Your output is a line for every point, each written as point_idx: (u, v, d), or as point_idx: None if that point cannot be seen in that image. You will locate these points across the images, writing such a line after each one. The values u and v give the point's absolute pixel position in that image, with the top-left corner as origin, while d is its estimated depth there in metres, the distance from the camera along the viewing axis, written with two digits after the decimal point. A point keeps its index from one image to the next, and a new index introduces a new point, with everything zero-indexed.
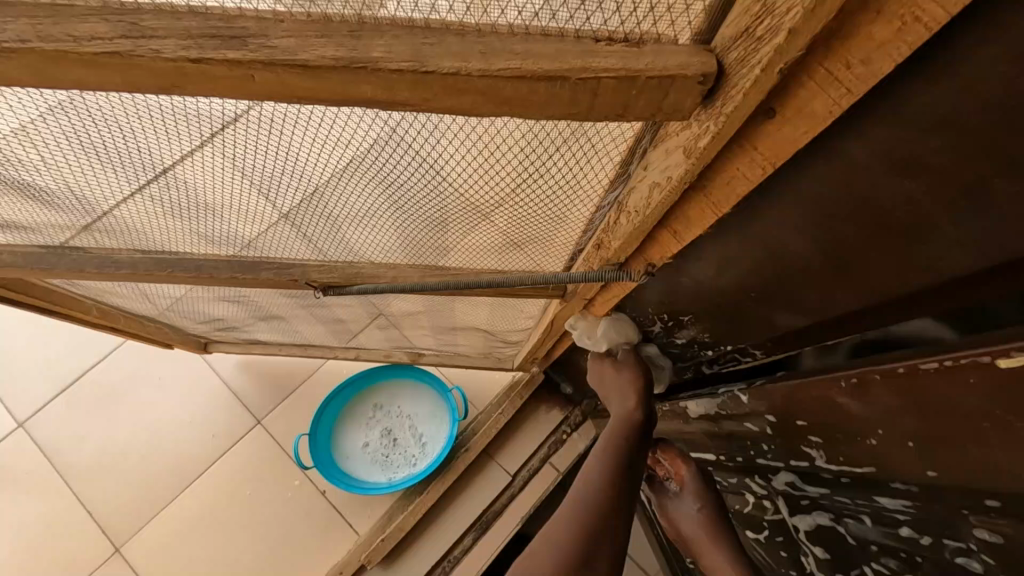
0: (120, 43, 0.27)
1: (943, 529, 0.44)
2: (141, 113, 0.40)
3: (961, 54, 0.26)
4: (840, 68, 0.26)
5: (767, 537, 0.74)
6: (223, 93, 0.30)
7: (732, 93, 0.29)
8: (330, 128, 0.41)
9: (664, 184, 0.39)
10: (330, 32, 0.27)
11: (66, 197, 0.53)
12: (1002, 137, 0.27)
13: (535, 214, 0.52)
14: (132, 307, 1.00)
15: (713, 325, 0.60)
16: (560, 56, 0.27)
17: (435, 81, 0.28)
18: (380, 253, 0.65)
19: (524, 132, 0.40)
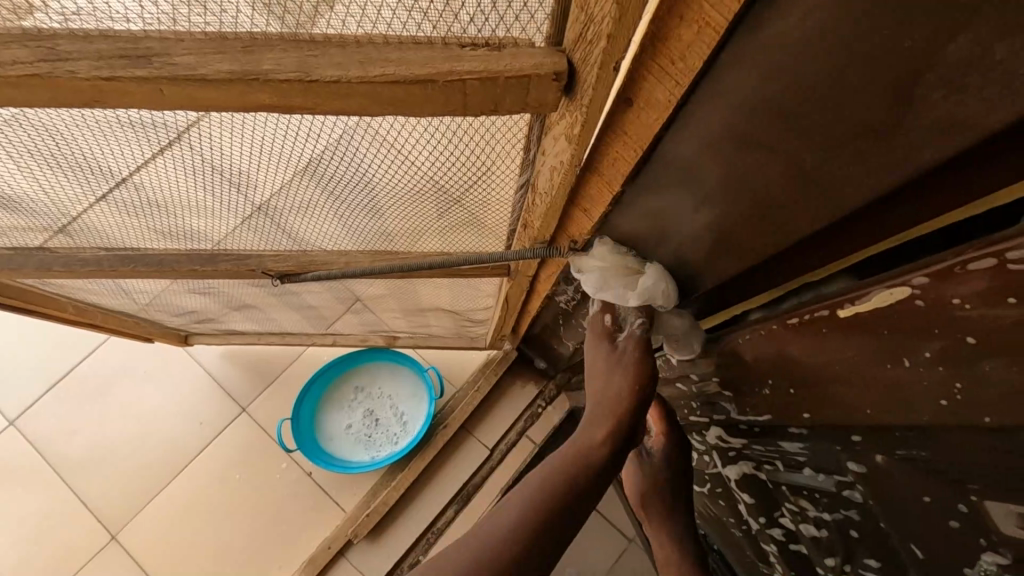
0: (40, 66, 0.31)
1: (830, 467, 0.49)
2: (80, 123, 0.43)
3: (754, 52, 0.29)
4: (666, 63, 0.32)
5: (710, 489, 0.80)
6: (139, 105, 0.34)
7: (584, 87, 0.33)
8: (257, 133, 0.45)
9: (560, 167, 0.44)
10: (226, 49, 0.31)
11: (25, 202, 0.57)
12: (799, 123, 0.31)
13: (463, 198, 0.56)
14: (108, 303, 1.04)
15: None
16: (428, 62, 0.32)
17: (319, 88, 0.32)
18: (331, 241, 0.69)
19: (431, 127, 0.44)
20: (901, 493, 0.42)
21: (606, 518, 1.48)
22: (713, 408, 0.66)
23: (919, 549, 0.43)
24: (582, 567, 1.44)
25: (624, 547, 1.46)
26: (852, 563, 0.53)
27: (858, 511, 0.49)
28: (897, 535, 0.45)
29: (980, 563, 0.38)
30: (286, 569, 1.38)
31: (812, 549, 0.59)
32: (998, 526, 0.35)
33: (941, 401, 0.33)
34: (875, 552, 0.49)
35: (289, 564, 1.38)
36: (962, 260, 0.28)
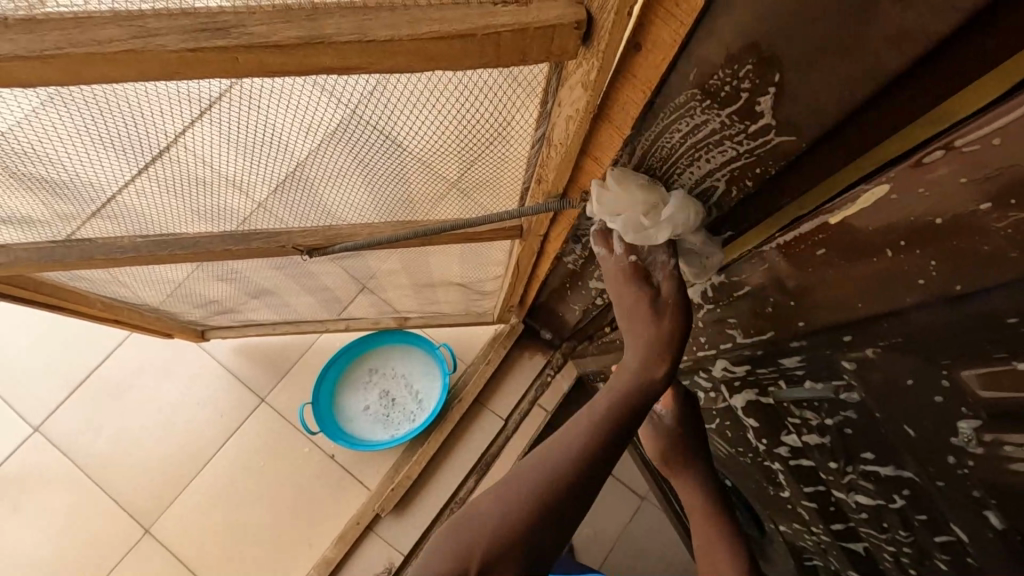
0: (134, 42, 0.35)
1: (827, 372, 0.56)
2: (140, 98, 0.47)
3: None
4: (673, 7, 0.38)
5: (719, 423, 0.87)
6: (214, 72, 0.39)
7: (602, 33, 0.38)
8: (298, 97, 0.49)
9: (575, 115, 0.49)
10: (292, 18, 0.36)
11: (76, 185, 0.61)
12: (781, 49, 0.37)
13: (480, 154, 0.61)
14: (130, 296, 1.08)
15: None
16: (467, 18, 0.37)
17: (375, 47, 0.37)
18: (355, 212, 0.74)
19: (457, 83, 0.49)
20: (892, 380, 0.48)
21: (619, 480, 1.54)
22: (726, 295, 0.65)
23: (910, 429, 0.49)
24: (599, 527, 1.51)
25: (638, 505, 1.52)
26: (853, 461, 0.60)
27: (855, 411, 0.55)
28: (889, 422, 0.51)
29: (958, 429, 0.44)
30: (317, 547, 1.44)
31: (817, 457, 0.66)
32: (971, 392, 0.41)
33: (920, 280, 0.39)
34: (871, 445, 0.56)
35: (318, 542, 1.44)
36: (922, 156, 0.35)
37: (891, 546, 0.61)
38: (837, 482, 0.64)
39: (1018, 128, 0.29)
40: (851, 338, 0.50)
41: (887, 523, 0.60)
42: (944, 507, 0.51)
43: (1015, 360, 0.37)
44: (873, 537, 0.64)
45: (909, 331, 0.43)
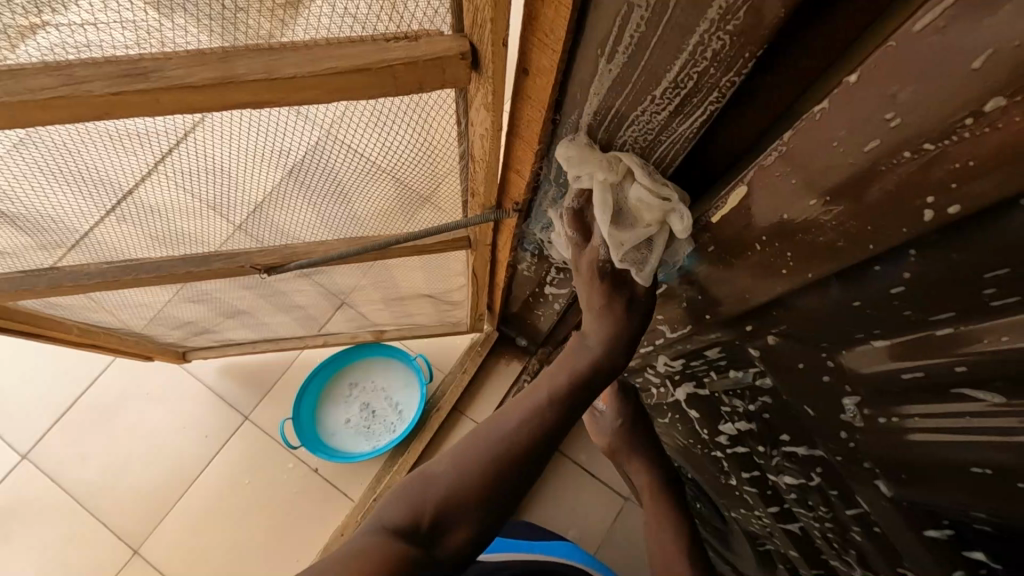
0: (63, 88, 0.39)
1: (742, 361, 0.60)
2: (85, 138, 0.51)
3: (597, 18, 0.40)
4: (546, 36, 0.43)
5: (670, 418, 0.91)
6: (140, 110, 0.43)
7: (487, 62, 0.43)
8: (232, 130, 0.53)
9: (486, 133, 0.54)
10: (205, 61, 0.40)
11: (38, 219, 0.65)
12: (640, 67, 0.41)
13: (414, 171, 0.65)
14: (107, 321, 1.12)
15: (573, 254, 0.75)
16: (363, 54, 0.41)
17: (282, 83, 0.42)
18: (308, 230, 0.78)
19: (377, 110, 0.53)
20: (790, 365, 0.52)
21: (601, 480, 1.56)
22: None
23: (811, 409, 0.53)
24: (583, 528, 1.52)
25: (621, 505, 1.53)
26: (777, 445, 0.64)
27: (770, 396, 0.59)
28: (795, 403, 0.55)
29: (845, 406, 0.48)
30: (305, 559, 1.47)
31: (749, 442, 0.70)
32: (847, 369, 0.45)
33: (786, 268, 0.43)
34: (787, 428, 0.60)
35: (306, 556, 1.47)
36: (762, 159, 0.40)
37: (818, 523, 0.65)
38: (768, 465, 0.68)
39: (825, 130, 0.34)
40: (753, 327, 0.54)
41: (812, 501, 0.64)
42: (849, 480, 0.54)
43: (871, 338, 0.41)
44: (805, 517, 0.67)
45: (792, 316, 0.47)
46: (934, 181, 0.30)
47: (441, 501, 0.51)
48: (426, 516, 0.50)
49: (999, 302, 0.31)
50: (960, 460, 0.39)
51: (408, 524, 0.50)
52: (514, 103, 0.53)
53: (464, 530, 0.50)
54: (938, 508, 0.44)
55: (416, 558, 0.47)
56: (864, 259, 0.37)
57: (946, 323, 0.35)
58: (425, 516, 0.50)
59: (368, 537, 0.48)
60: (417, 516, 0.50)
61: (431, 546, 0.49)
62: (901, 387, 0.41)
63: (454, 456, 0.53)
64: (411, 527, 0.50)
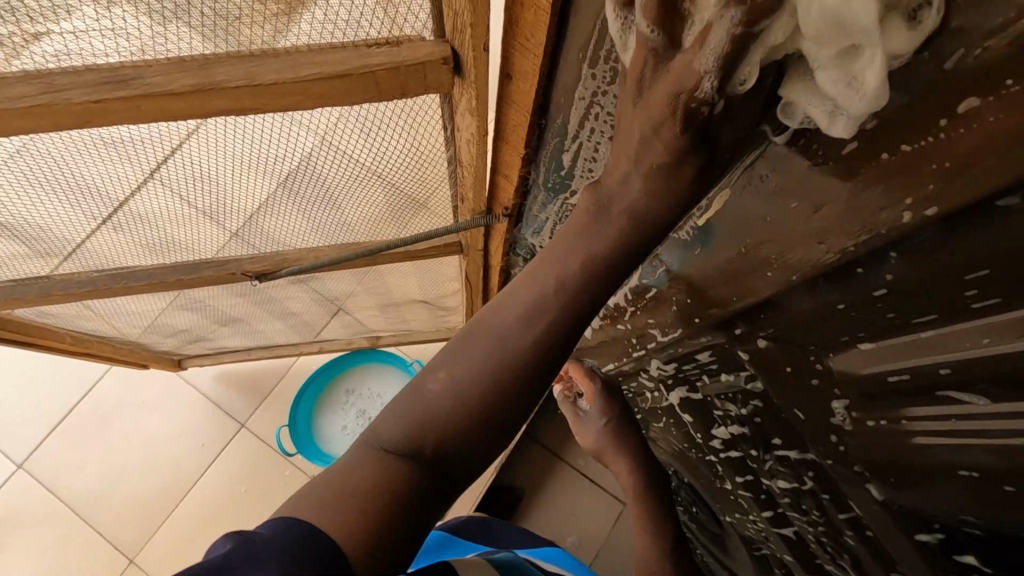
0: (43, 97, 0.39)
1: (732, 364, 0.60)
2: (70, 147, 0.51)
3: (576, 24, 0.40)
4: (527, 41, 0.43)
5: (664, 422, 0.90)
6: (122, 118, 0.43)
7: (469, 67, 0.43)
8: (219, 138, 0.53)
9: (471, 139, 0.54)
10: (186, 69, 0.40)
11: (26, 229, 0.65)
12: None
13: (402, 176, 0.65)
14: (100, 330, 1.12)
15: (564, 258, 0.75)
16: (344, 60, 0.42)
17: (263, 89, 0.42)
18: (298, 237, 0.78)
19: (363, 116, 0.53)
20: (779, 368, 0.52)
21: (598, 485, 1.55)
22: (644, 297, 0.70)
23: (801, 413, 0.53)
24: (581, 534, 1.51)
25: (619, 510, 1.52)
26: (770, 449, 0.63)
27: (761, 400, 0.59)
28: (785, 407, 0.55)
29: (834, 410, 0.48)
30: None
31: (742, 447, 0.70)
32: (834, 372, 0.45)
33: (772, 271, 0.43)
34: (779, 432, 0.60)
35: None
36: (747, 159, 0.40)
37: (812, 527, 0.64)
38: (761, 469, 0.68)
39: (807, 130, 0.34)
40: (741, 330, 0.54)
41: (805, 505, 0.63)
42: (839, 484, 0.54)
43: (857, 341, 0.41)
44: (800, 521, 0.67)
45: (779, 319, 0.47)
46: (910, 183, 0.30)
47: (442, 425, 0.40)
48: (429, 441, 0.40)
49: (980, 304, 0.31)
50: (947, 464, 0.39)
51: (410, 448, 0.39)
52: (500, 107, 0.53)
53: (474, 448, 0.40)
54: (928, 511, 0.44)
55: (418, 489, 0.38)
56: (847, 262, 0.37)
57: (928, 326, 0.35)
58: (427, 439, 0.40)
59: (352, 468, 0.38)
60: (418, 439, 0.39)
61: (438, 476, 0.39)
62: (888, 390, 0.41)
63: (453, 367, 0.41)
64: (414, 453, 0.39)
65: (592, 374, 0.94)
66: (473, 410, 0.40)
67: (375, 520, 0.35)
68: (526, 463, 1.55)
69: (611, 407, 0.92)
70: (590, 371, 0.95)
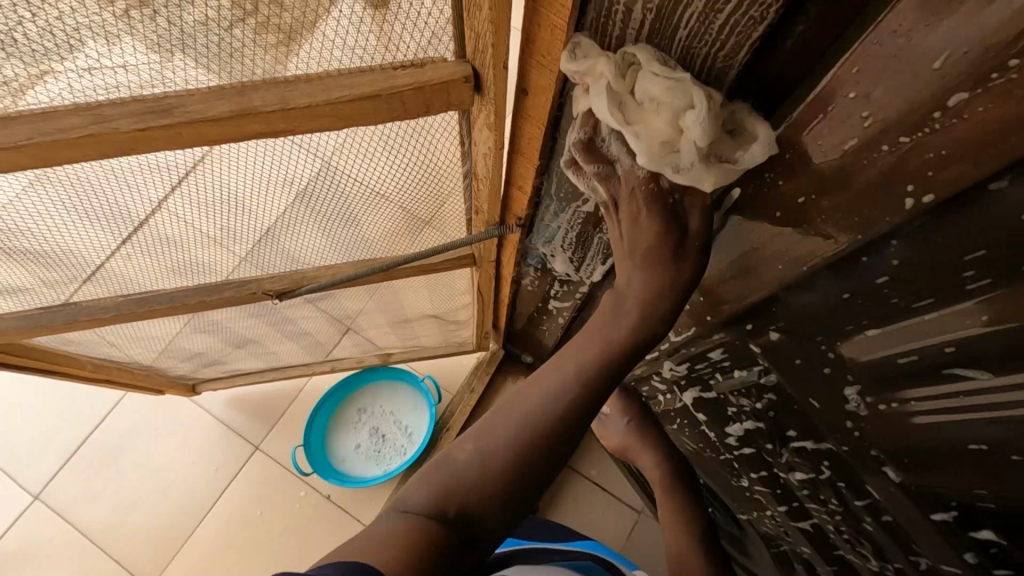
0: (93, 127, 0.42)
1: (746, 359, 0.62)
2: (106, 172, 0.54)
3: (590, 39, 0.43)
4: (543, 57, 0.46)
5: (678, 424, 0.92)
6: (163, 144, 0.45)
7: (489, 84, 0.46)
8: (246, 158, 0.56)
9: (488, 153, 0.56)
10: (225, 95, 0.43)
11: (58, 254, 0.67)
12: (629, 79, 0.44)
13: (418, 190, 0.68)
14: (118, 356, 1.14)
15: (575, 264, 0.77)
16: (371, 83, 0.45)
17: (296, 112, 0.45)
18: (316, 255, 0.81)
19: (384, 133, 0.55)
20: (794, 359, 0.53)
21: (614, 495, 1.55)
22: None
23: (816, 402, 0.55)
24: None
25: (635, 518, 1.52)
26: (786, 442, 0.65)
27: (775, 393, 0.61)
28: (800, 397, 0.57)
29: (848, 396, 0.50)
30: None
31: (757, 442, 0.72)
32: (847, 360, 0.47)
33: (782, 263, 0.46)
34: (794, 424, 0.61)
35: None
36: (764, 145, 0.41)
37: (831, 518, 0.66)
38: (778, 463, 0.70)
39: (812, 128, 0.37)
40: (754, 325, 0.56)
41: (823, 496, 0.65)
42: (857, 471, 0.55)
43: (866, 327, 0.43)
44: (820, 514, 0.68)
45: (790, 311, 0.50)
46: (911, 171, 0.33)
47: (466, 494, 0.47)
48: (452, 507, 0.46)
49: (977, 283, 0.34)
50: (958, 439, 0.41)
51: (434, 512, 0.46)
52: (514, 122, 0.56)
53: (491, 514, 0.47)
54: (944, 490, 0.46)
55: (451, 546, 0.43)
56: (853, 251, 0.39)
57: (930, 309, 0.38)
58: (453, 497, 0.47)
59: None
60: (443, 505, 0.46)
61: (462, 532, 0.45)
62: (900, 373, 0.43)
63: (478, 441, 0.48)
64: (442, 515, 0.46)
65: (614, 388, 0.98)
66: (492, 480, 0.47)
67: (413, 565, 0.40)
68: None
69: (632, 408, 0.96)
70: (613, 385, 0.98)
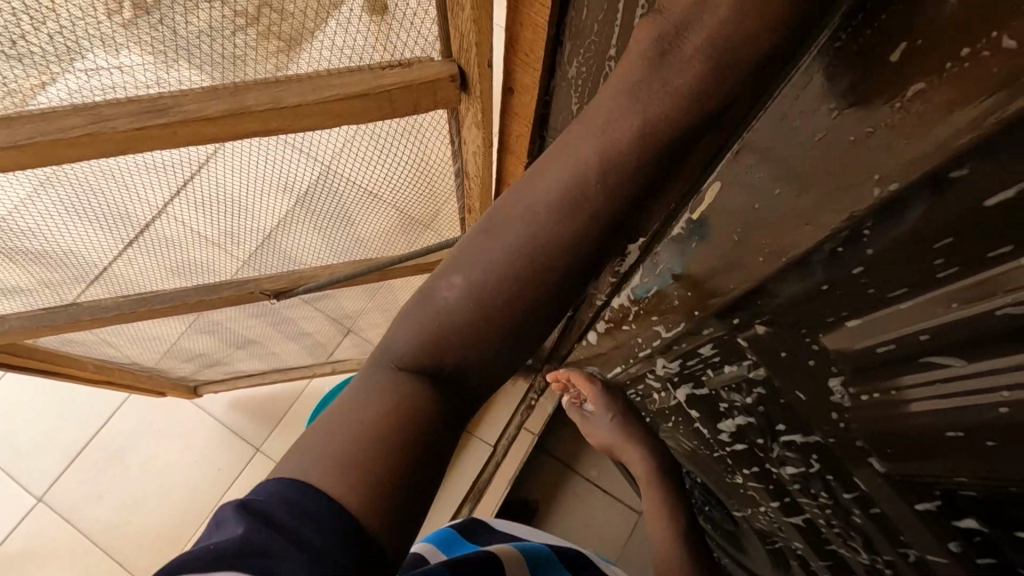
0: (91, 126, 0.43)
1: (734, 354, 0.63)
2: (105, 173, 0.55)
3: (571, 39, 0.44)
4: (525, 57, 0.47)
5: (672, 422, 0.93)
6: (159, 142, 0.47)
7: (474, 83, 0.48)
8: (242, 159, 0.57)
9: (477, 151, 0.58)
10: (219, 95, 0.44)
11: (59, 255, 0.68)
12: None
13: (412, 190, 0.69)
14: (120, 357, 1.15)
15: None
16: (361, 82, 0.46)
17: (289, 111, 0.47)
18: (313, 255, 0.82)
19: (376, 133, 0.56)
20: (779, 351, 0.54)
21: (613, 496, 1.55)
22: (647, 297, 0.73)
23: (802, 394, 0.56)
24: (599, 546, 1.51)
25: (635, 520, 1.52)
26: (776, 436, 0.66)
27: (763, 387, 0.62)
28: (787, 390, 0.58)
29: (832, 387, 0.51)
30: None
31: (749, 437, 0.72)
32: (829, 351, 0.48)
33: (763, 256, 0.47)
34: (783, 418, 0.62)
35: None
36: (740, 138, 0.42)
37: (822, 511, 0.66)
38: (769, 457, 0.70)
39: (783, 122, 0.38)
40: (740, 319, 0.57)
41: (814, 489, 0.65)
42: (845, 463, 0.56)
43: (844, 317, 0.44)
44: (811, 508, 0.69)
45: (772, 303, 0.50)
46: (876, 163, 0.34)
47: (461, 335, 0.34)
48: (449, 354, 0.34)
49: (946, 272, 0.35)
50: (936, 427, 0.42)
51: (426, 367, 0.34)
52: (502, 121, 0.58)
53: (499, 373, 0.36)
54: (927, 478, 0.46)
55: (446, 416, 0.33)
56: (828, 242, 0.40)
57: (904, 298, 0.38)
58: None
59: None
60: (437, 355, 0.34)
61: (455, 395, 0.35)
62: (879, 362, 0.44)
63: (469, 270, 0.35)
64: None
65: (591, 379, 0.97)
66: (495, 315, 0.34)
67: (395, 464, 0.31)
68: (539, 475, 1.57)
69: (616, 403, 0.94)
70: (590, 376, 0.98)
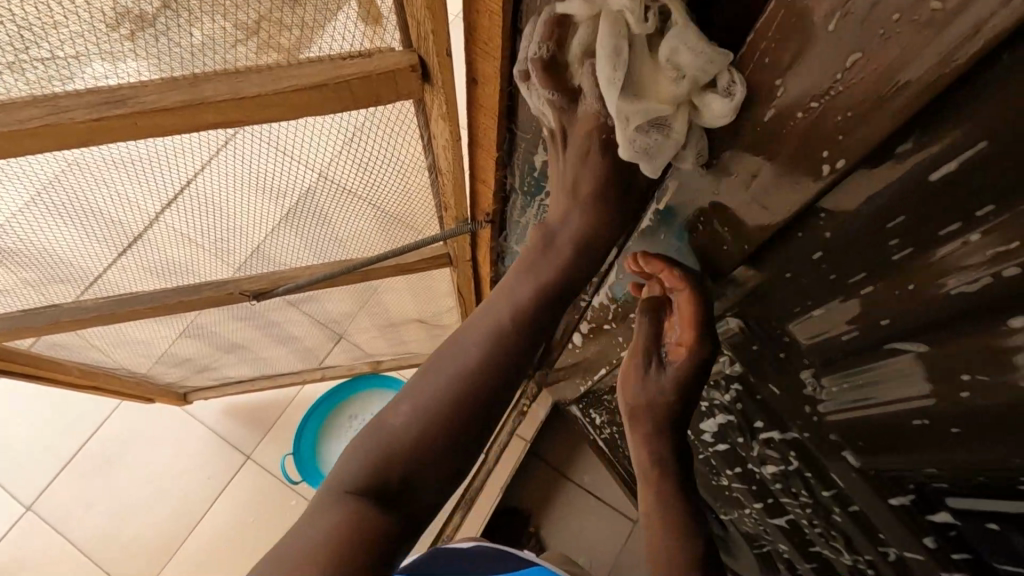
0: (48, 117, 0.43)
1: None
2: (72, 170, 0.54)
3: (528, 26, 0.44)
4: (485, 46, 0.47)
5: None
6: (121, 134, 0.47)
7: (436, 73, 0.48)
8: (211, 156, 0.56)
9: (446, 144, 0.57)
10: (177, 86, 0.44)
11: (32, 255, 0.68)
12: None
13: (386, 185, 0.69)
14: (106, 362, 1.15)
15: None
16: (320, 72, 0.46)
17: (248, 102, 0.46)
18: (292, 254, 0.82)
19: (345, 127, 0.56)
20: (751, 344, 0.53)
21: (607, 503, 1.53)
22: (625, 295, 0.72)
23: (775, 388, 0.55)
24: (592, 554, 1.49)
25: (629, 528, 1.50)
26: (755, 434, 0.64)
27: (740, 383, 0.61)
28: (762, 385, 0.57)
29: (803, 380, 0.50)
30: None
31: (731, 436, 0.71)
32: (798, 342, 0.47)
33: (728, 245, 0.46)
34: (760, 414, 0.61)
35: None
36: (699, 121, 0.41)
37: (804, 511, 0.65)
38: (750, 456, 0.69)
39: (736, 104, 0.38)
40: None
41: (794, 488, 0.64)
42: (821, 459, 0.55)
43: (809, 306, 0.43)
44: (794, 508, 0.67)
45: (741, 294, 0.50)
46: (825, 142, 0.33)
47: (404, 452, 0.43)
48: (394, 475, 0.42)
49: (902, 252, 0.34)
50: (903, 416, 0.41)
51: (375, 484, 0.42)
52: (470, 114, 0.58)
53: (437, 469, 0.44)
54: (899, 471, 0.45)
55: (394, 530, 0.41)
56: (788, 227, 0.40)
57: (864, 283, 0.38)
58: None
59: None
60: (384, 470, 0.43)
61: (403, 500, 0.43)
62: (845, 351, 0.43)
63: (413, 400, 0.45)
64: None
65: None
66: (430, 438, 0.44)
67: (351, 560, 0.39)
68: (532, 482, 1.55)
69: None
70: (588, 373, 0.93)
